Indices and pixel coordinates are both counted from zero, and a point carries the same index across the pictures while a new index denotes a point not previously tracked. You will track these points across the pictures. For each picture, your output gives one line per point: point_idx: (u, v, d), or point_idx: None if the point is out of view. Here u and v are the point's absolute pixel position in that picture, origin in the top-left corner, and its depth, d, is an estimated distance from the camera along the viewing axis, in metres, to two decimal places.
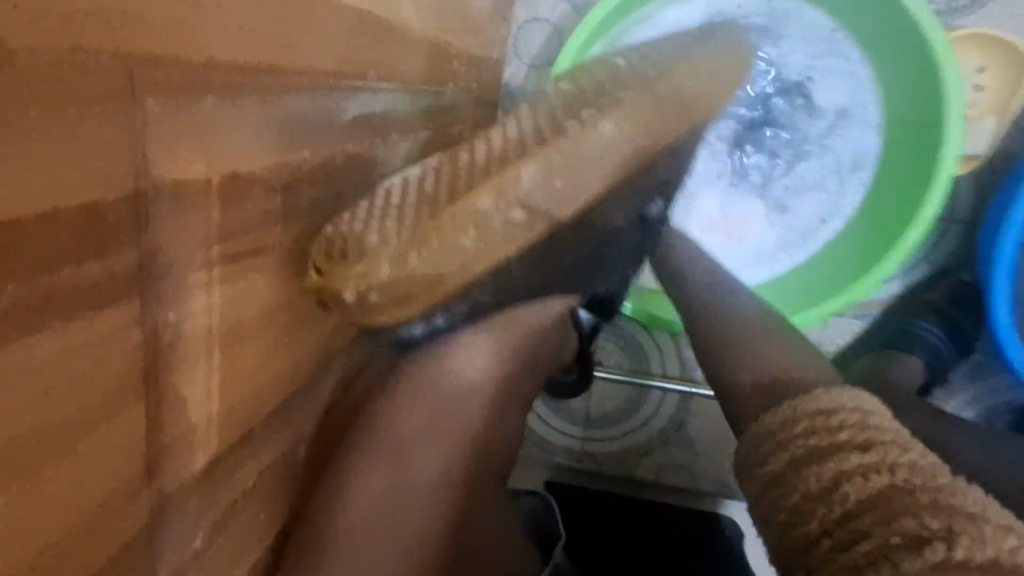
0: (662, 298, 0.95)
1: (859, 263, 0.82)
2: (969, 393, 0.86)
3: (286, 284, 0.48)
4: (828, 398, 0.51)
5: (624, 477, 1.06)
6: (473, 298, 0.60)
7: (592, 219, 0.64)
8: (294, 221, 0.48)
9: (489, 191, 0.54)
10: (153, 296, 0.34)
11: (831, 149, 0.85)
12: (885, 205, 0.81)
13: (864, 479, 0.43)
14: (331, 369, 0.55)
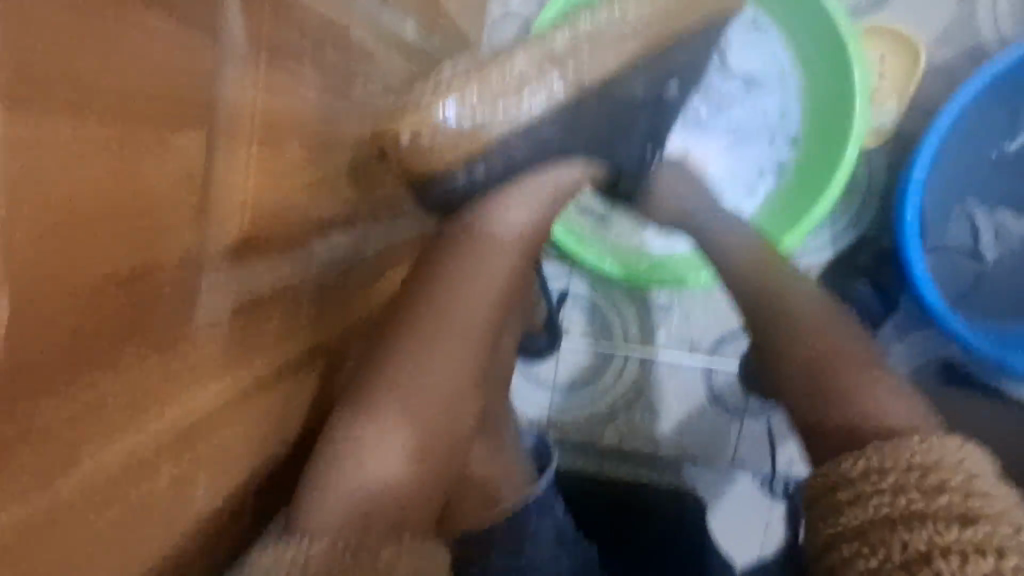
0: (637, 254, 0.97)
1: (795, 208, 0.90)
2: (904, 350, 0.94)
3: (240, 194, 0.42)
4: (926, 451, 0.50)
5: (586, 445, 1.05)
6: (509, 152, 0.58)
7: (614, 89, 0.59)
8: (263, 124, 0.43)
9: (521, 54, 0.55)
10: (47, 156, 0.28)
11: (757, 107, 0.95)
12: (812, 155, 0.91)
13: (929, 563, 0.44)
14: (287, 294, 0.49)
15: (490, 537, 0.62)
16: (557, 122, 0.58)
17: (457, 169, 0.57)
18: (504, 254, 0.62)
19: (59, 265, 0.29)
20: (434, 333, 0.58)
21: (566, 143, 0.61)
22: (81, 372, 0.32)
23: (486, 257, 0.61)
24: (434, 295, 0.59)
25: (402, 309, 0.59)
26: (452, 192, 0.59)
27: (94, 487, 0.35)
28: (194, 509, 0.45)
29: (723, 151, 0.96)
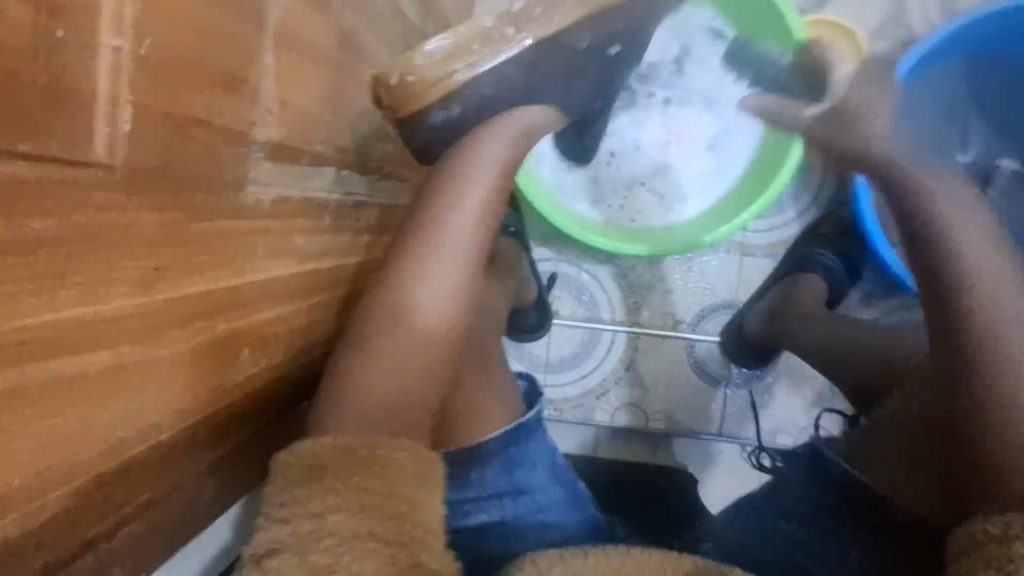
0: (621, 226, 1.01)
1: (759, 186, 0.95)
2: (859, 294, 1.03)
3: (314, 127, 0.47)
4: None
5: (583, 422, 1.09)
6: (480, 93, 0.60)
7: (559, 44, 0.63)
8: (329, 70, 0.49)
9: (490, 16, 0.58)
10: (219, 53, 0.33)
11: (721, 95, 1.00)
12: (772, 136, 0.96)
13: None
14: (329, 227, 0.54)
15: (484, 457, 0.62)
16: (513, 65, 0.60)
17: (433, 105, 0.59)
18: (482, 185, 0.62)
19: (211, 147, 0.34)
20: (421, 266, 0.59)
21: (519, 91, 0.63)
22: (217, 252, 0.37)
23: (465, 193, 0.61)
24: (425, 238, 0.59)
25: (395, 251, 0.60)
26: (431, 129, 0.61)
27: (207, 364, 0.38)
28: (243, 416, 0.48)
29: (696, 137, 1.01)
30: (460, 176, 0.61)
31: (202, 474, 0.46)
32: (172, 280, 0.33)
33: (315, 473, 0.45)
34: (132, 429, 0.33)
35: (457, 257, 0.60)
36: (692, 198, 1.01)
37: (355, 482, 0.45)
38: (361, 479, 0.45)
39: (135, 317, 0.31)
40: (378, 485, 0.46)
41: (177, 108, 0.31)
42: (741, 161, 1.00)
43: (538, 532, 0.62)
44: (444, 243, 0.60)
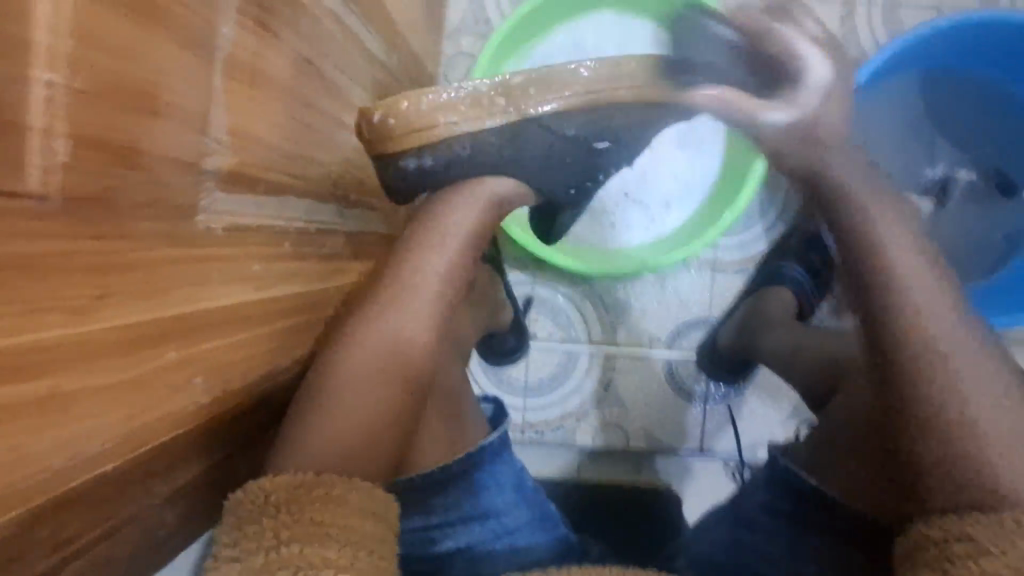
0: (590, 249, 1.02)
1: (724, 205, 0.97)
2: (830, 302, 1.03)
3: (273, 158, 0.48)
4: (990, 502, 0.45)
5: (563, 444, 1.09)
6: (460, 149, 0.61)
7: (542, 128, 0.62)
8: (291, 103, 0.50)
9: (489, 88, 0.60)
10: (163, 85, 0.34)
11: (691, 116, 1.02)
12: (734, 156, 0.99)
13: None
14: (291, 255, 0.54)
15: (447, 483, 0.64)
16: (497, 135, 0.61)
17: (408, 152, 0.60)
18: (448, 247, 0.64)
19: (155, 177, 0.35)
20: (380, 317, 0.60)
21: (490, 159, 0.64)
22: (163, 281, 0.37)
23: (431, 250, 0.63)
24: (395, 279, 0.62)
25: (372, 293, 0.63)
26: (407, 174, 0.62)
27: (157, 394, 0.38)
28: (201, 446, 0.47)
29: (667, 157, 1.03)
30: (427, 238, 0.63)
31: (160, 506, 0.45)
32: (116, 307, 0.33)
33: (267, 509, 0.46)
34: (75, 458, 0.33)
35: (418, 309, 0.62)
36: (675, 207, 1.03)
37: (306, 514, 0.46)
38: (315, 512, 0.46)
39: (75, 344, 0.31)
40: (331, 516, 0.46)
41: (118, 139, 0.31)
42: (708, 179, 1.02)
43: (505, 554, 0.65)
44: (406, 295, 0.62)
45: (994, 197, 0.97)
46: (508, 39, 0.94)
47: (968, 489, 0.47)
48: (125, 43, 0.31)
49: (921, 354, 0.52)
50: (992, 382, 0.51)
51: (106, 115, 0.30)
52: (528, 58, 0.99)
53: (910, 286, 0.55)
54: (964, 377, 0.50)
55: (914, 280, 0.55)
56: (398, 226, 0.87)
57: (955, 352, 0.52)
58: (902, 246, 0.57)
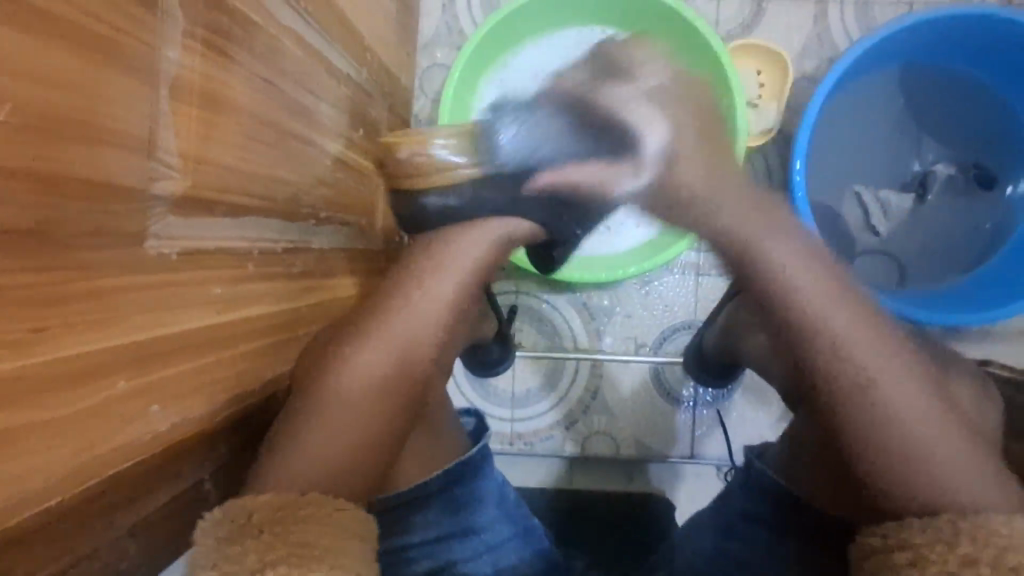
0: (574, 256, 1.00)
1: None
2: None
3: (233, 178, 0.48)
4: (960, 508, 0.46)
5: (553, 454, 1.08)
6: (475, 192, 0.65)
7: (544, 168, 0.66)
8: (251, 124, 0.50)
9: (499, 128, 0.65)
10: (100, 113, 0.34)
11: None
12: None
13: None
14: (255, 276, 0.54)
15: (424, 500, 0.63)
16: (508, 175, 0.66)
17: (429, 190, 0.65)
18: (452, 275, 0.66)
19: (98, 204, 0.35)
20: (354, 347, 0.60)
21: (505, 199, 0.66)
22: (111, 310, 0.37)
23: (438, 274, 0.65)
24: (386, 307, 0.63)
25: (363, 315, 0.63)
26: (422, 209, 0.66)
27: (109, 424, 0.38)
28: (165, 474, 0.47)
29: None
30: (433, 265, 0.66)
31: (123, 539, 0.44)
32: (56, 339, 0.33)
33: (249, 530, 0.45)
34: (19, 496, 0.32)
35: (396, 336, 0.62)
36: None
37: (291, 536, 0.45)
38: (299, 534, 0.45)
39: (12, 379, 0.30)
40: (317, 537, 0.45)
41: (51, 169, 0.31)
42: None
43: (488, 571, 0.64)
44: (378, 324, 0.62)
45: (971, 189, 0.97)
46: (468, 73, 0.95)
47: (910, 496, 0.50)
48: (54, 74, 0.30)
49: (837, 369, 0.55)
50: (905, 378, 0.54)
51: (35, 146, 0.30)
52: (489, 87, 0.99)
53: (811, 300, 0.57)
54: (880, 381, 0.54)
55: (816, 296, 0.57)
56: (374, 240, 0.87)
57: (868, 361, 0.55)
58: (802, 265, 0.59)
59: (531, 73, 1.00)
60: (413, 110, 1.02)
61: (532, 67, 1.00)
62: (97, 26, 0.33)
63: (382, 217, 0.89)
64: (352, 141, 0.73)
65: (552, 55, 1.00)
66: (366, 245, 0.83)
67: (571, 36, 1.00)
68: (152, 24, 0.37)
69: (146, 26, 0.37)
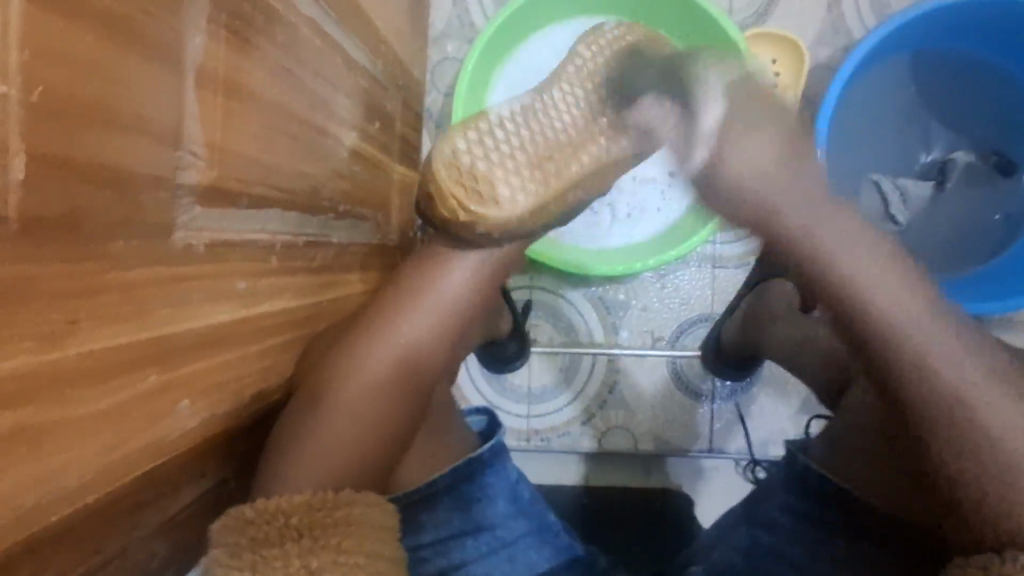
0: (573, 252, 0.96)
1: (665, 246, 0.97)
2: None
3: (255, 170, 0.47)
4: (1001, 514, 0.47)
5: (569, 449, 1.06)
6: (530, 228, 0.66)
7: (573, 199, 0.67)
8: (273, 115, 0.49)
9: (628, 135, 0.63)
10: (128, 100, 0.33)
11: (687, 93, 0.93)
12: None
13: None
14: (277, 270, 0.52)
15: (434, 497, 0.62)
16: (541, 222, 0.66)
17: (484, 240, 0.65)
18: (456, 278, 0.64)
19: (126, 194, 0.34)
20: (342, 375, 0.57)
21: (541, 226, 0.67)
22: (140, 303, 0.36)
23: (438, 282, 0.63)
24: (390, 304, 0.62)
25: (365, 317, 0.61)
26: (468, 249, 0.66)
27: (140, 418, 0.37)
28: (190, 473, 0.46)
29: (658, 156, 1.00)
30: (431, 272, 0.63)
31: (151, 538, 0.43)
32: (87, 333, 0.32)
33: (288, 533, 0.44)
34: (52, 495, 0.31)
35: (394, 344, 0.59)
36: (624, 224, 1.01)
37: (334, 540, 0.44)
38: (341, 538, 0.44)
39: (48, 374, 0.30)
40: (358, 540, 0.45)
41: (80, 155, 0.30)
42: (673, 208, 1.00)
43: (505, 567, 0.63)
44: (386, 326, 0.60)
45: (991, 176, 0.95)
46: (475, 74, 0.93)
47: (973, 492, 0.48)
48: (84, 58, 0.30)
49: (909, 375, 0.51)
50: (987, 383, 0.49)
51: (65, 134, 0.29)
52: (494, 87, 0.98)
53: (892, 311, 0.52)
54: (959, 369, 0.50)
55: (901, 308, 0.52)
56: (390, 235, 0.86)
57: (947, 370, 0.50)
58: (873, 269, 0.54)
59: (533, 70, 0.98)
60: (425, 105, 1.01)
61: (535, 64, 0.98)
62: (126, 10, 0.32)
63: (397, 212, 0.88)
64: (367, 134, 0.72)
65: (553, 52, 0.99)
66: (383, 240, 0.82)
67: (570, 32, 0.99)
68: (177, 9, 0.36)
69: (171, 10, 0.36)
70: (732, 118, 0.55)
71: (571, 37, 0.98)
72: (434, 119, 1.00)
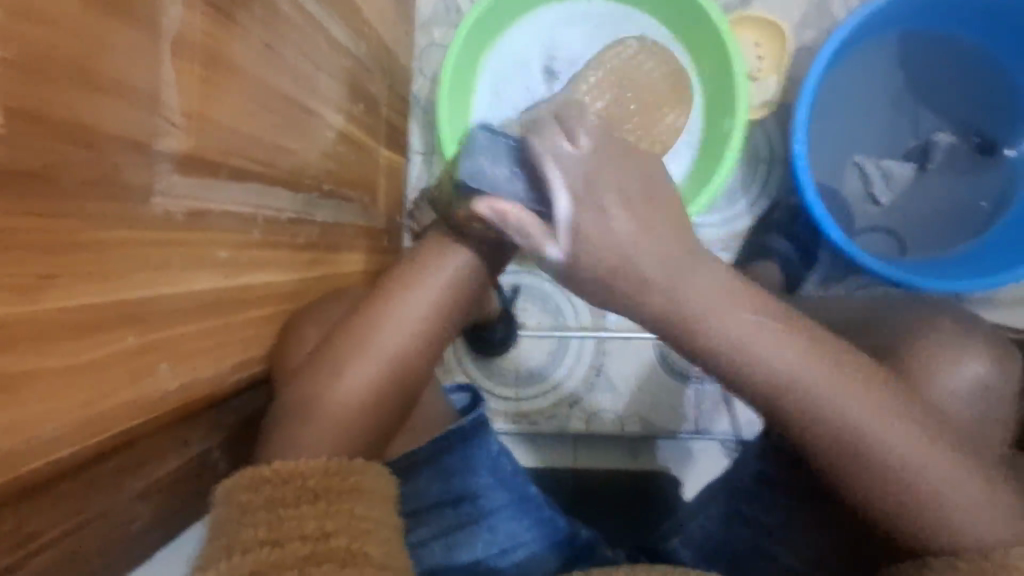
0: None
1: None
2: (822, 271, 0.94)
3: (235, 141, 0.47)
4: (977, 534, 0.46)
5: (556, 431, 1.07)
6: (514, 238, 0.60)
7: None
8: (251, 87, 0.49)
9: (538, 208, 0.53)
10: (103, 63, 0.34)
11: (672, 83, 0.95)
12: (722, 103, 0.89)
13: None
14: (258, 243, 0.53)
15: (415, 468, 0.62)
16: None
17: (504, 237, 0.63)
18: (435, 289, 0.59)
19: (103, 156, 0.35)
20: (325, 379, 0.53)
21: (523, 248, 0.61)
22: (118, 263, 0.37)
23: (414, 290, 0.58)
24: (374, 301, 0.58)
25: (351, 313, 0.58)
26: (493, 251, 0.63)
27: (119, 378, 0.38)
28: (172, 439, 0.47)
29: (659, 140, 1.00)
30: (408, 278, 0.59)
31: (136, 501, 0.44)
32: (64, 287, 0.33)
33: (306, 496, 0.44)
34: (33, 441, 0.32)
35: (379, 347, 0.55)
36: None
37: (345, 506, 0.44)
38: (352, 505, 0.44)
39: (26, 324, 0.31)
40: (368, 507, 0.45)
41: (54, 113, 0.31)
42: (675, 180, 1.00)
43: (486, 537, 0.64)
44: (368, 320, 0.56)
45: (974, 157, 0.96)
46: (459, 64, 0.93)
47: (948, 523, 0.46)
48: (58, 21, 0.31)
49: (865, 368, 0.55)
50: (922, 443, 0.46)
51: (39, 93, 0.30)
52: (477, 76, 0.98)
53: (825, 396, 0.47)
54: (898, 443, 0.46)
55: (854, 404, 0.46)
56: (377, 218, 0.86)
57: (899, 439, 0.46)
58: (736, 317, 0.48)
59: (516, 58, 0.99)
60: (412, 90, 1.01)
61: (518, 51, 0.99)
62: None
63: (383, 196, 0.88)
64: (352, 115, 0.73)
65: (536, 40, 0.99)
66: (369, 222, 0.83)
67: (553, 18, 0.99)
68: None
69: None
70: (586, 200, 0.48)
71: (553, 24, 0.99)
72: (422, 105, 1.01)
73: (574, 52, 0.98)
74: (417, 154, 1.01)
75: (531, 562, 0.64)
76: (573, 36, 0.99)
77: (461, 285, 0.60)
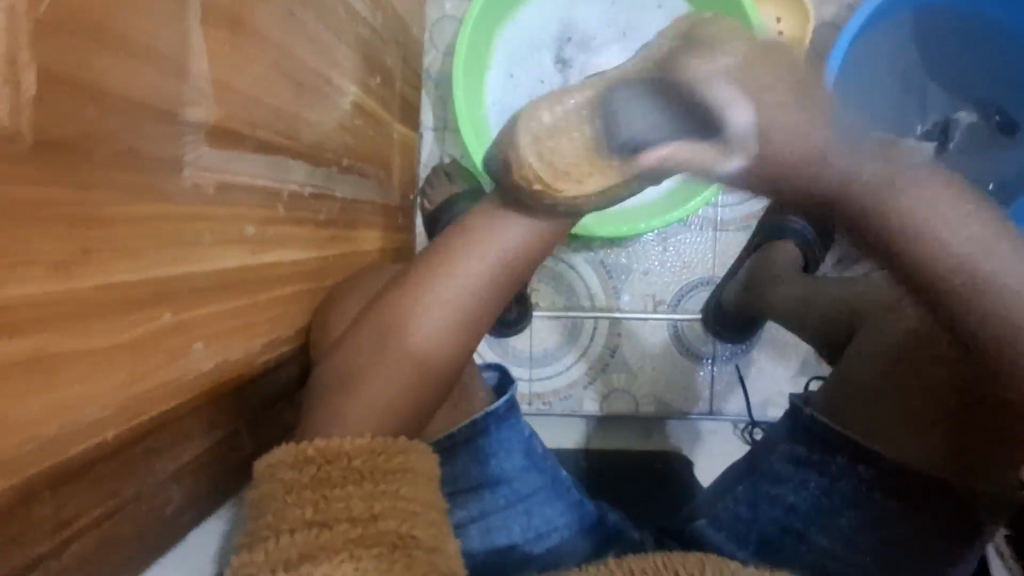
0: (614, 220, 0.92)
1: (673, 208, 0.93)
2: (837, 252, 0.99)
3: (259, 114, 0.45)
4: None
5: (570, 412, 1.07)
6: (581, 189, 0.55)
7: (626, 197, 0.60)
8: (275, 57, 0.47)
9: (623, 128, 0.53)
10: (132, 29, 0.32)
11: None
12: None
13: None
14: (282, 220, 0.51)
15: (455, 449, 0.62)
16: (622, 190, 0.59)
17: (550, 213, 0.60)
18: (485, 262, 0.56)
19: (134, 127, 0.33)
20: (367, 359, 0.53)
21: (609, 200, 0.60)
22: (150, 236, 0.35)
23: (462, 266, 0.55)
24: (418, 281, 0.55)
25: (390, 291, 0.56)
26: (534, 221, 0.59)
27: (154, 356, 0.36)
28: (199, 421, 0.45)
29: None
30: (456, 251, 0.56)
31: (167, 484, 0.43)
32: (98, 264, 0.31)
33: (352, 476, 0.43)
34: (68, 427, 0.31)
35: (416, 329, 0.53)
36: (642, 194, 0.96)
37: (392, 487, 0.43)
38: (398, 484, 0.43)
39: (62, 301, 0.29)
40: (413, 487, 0.44)
41: (85, 78, 0.29)
42: None
43: (522, 520, 0.63)
44: (408, 301, 0.54)
45: (993, 134, 0.94)
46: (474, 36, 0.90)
47: None
48: None
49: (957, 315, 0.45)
50: None
51: (69, 54, 0.28)
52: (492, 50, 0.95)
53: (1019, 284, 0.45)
54: None
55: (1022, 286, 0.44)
56: (392, 195, 0.84)
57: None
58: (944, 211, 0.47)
59: (532, 32, 0.96)
60: (423, 65, 0.98)
61: (534, 24, 0.96)
62: None
63: (398, 173, 0.86)
64: (367, 88, 0.71)
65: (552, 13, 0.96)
66: (385, 200, 0.81)
67: None
68: None
69: None
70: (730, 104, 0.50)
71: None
72: (434, 79, 0.98)
73: (592, 24, 0.95)
74: (429, 131, 0.99)
75: (567, 548, 0.63)
76: (591, 9, 0.96)
77: (516, 256, 0.57)
